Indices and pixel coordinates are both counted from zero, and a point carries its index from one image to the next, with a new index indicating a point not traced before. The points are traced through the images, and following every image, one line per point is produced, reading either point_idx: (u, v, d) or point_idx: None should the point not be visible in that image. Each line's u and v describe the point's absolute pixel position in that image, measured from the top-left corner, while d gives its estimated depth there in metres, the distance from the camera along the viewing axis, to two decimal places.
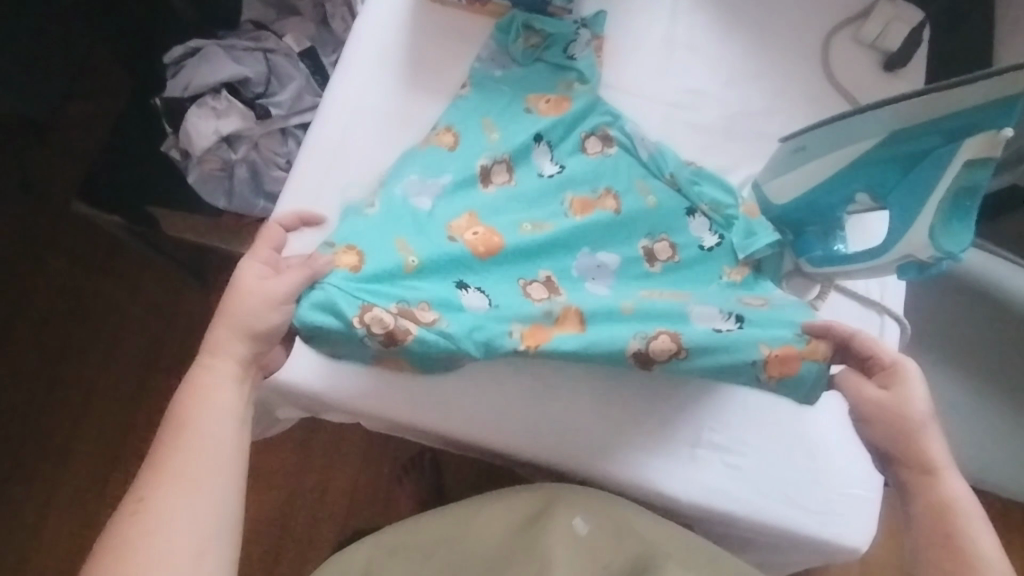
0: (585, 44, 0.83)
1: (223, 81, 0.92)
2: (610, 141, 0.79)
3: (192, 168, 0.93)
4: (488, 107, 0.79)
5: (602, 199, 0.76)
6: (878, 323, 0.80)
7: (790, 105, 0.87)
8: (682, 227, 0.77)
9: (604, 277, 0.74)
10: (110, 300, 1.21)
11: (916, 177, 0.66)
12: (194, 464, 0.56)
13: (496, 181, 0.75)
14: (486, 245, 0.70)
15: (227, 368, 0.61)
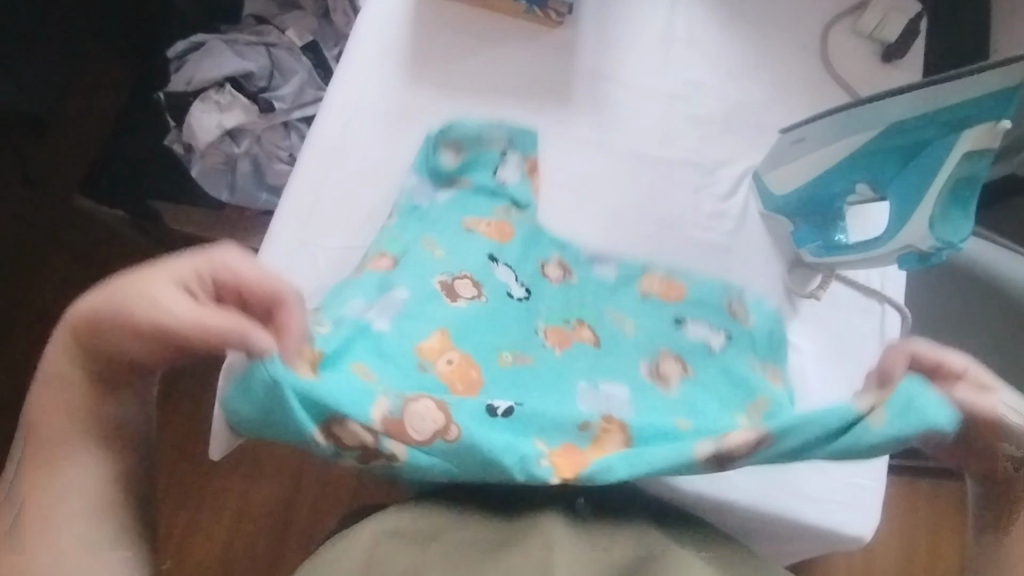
0: (513, 168, 0.80)
1: (226, 76, 0.92)
2: (569, 268, 0.77)
3: (195, 160, 0.94)
4: (427, 225, 0.75)
5: (578, 329, 0.74)
6: (879, 313, 0.81)
7: (790, 97, 0.87)
8: (675, 335, 0.75)
9: (612, 407, 0.69)
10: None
11: (916, 168, 0.67)
12: (84, 396, 0.56)
13: (463, 296, 0.71)
14: (463, 377, 0.67)
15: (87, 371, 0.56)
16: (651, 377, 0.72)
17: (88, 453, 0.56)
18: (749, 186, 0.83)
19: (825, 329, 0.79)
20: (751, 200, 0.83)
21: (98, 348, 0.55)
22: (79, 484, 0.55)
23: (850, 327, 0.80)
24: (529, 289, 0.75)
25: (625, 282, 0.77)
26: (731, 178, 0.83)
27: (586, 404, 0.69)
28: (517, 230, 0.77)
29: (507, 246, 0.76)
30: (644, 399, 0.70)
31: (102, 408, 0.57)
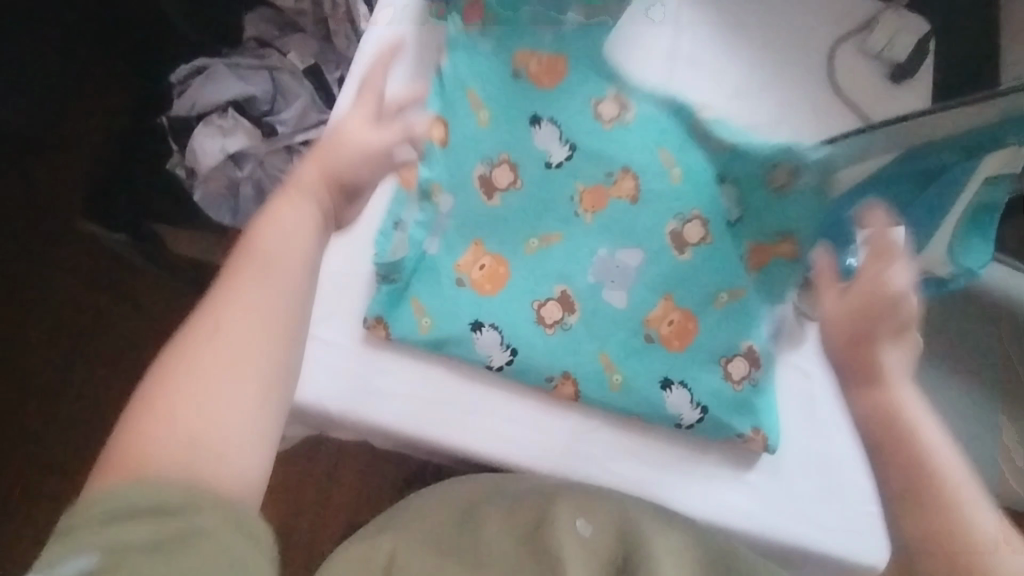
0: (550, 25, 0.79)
1: (229, 100, 0.92)
2: (626, 106, 0.79)
3: (198, 186, 0.92)
4: (481, 77, 0.78)
5: (618, 184, 0.78)
6: None
7: (797, 119, 0.87)
8: (710, 195, 0.77)
9: (624, 278, 0.76)
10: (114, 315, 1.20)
11: (935, 191, 0.67)
12: (234, 320, 0.50)
13: (500, 188, 0.77)
14: (491, 279, 0.75)
15: (303, 220, 0.57)
16: (658, 303, 0.76)
17: (224, 387, 0.47)
18: None
19: None
20: None
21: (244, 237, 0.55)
22: (176, 416, 0.46)
23: None
24: (570, 146, 0.78)
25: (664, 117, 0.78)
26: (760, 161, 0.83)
27: (605, 293, 0.76)
28: (569, 69, 0.79)
29: (548, 94, 0.78)
30: (655, 265, 0.77)
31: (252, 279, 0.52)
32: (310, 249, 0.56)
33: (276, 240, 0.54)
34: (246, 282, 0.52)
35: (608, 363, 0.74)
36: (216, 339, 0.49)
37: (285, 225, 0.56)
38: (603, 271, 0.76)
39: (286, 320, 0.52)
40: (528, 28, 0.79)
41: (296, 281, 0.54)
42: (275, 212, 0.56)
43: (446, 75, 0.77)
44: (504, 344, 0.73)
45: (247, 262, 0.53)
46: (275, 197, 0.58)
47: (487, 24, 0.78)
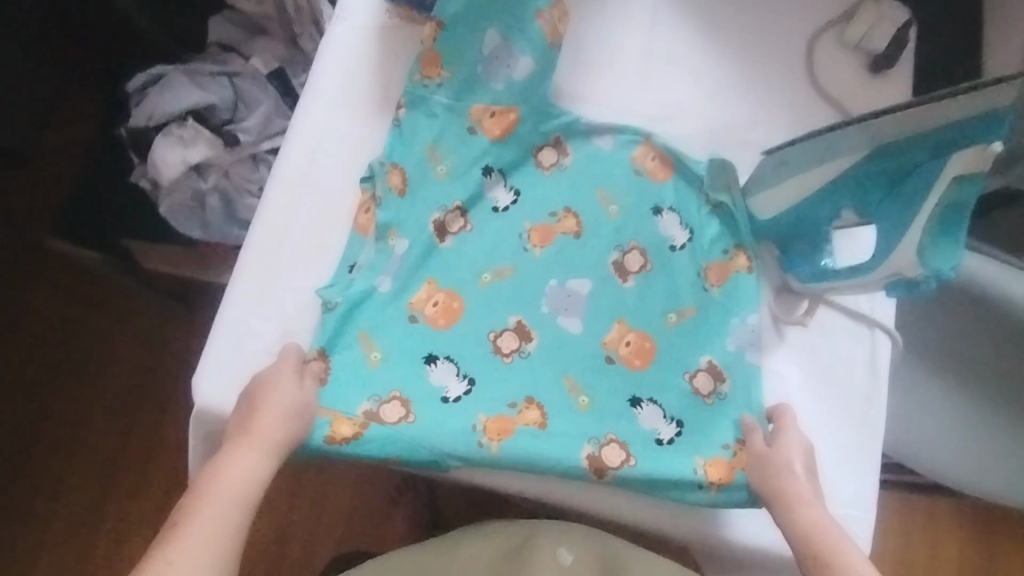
0: (501, 66, 0.79)
1: (188, 109, 0.89)
2: (564, 150, 0.80)
3: (163, 199, 0.90)
4: (429, 130, 0.78)
5: (562, 222, 0.78)
6: (869, 338, 0.79)
7: (775, 115, 0.84)
8: (649, 226, 0.79)
9: (576, 305, 0.76)
10: (91, 331, 1.18)
11: (903, 193, 0.63)
12: (191, 555, 0.56)
13: (452, 231, 0.77)
14: (446, 314, 0.74)
15: (257, 466, 0.63)
16: (613, 326, 0.76)
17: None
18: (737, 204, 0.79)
19: (811, 356, 0.78)
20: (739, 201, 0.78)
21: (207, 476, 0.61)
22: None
23: (837, 353, 0.78)
24: (518, 191, 0.79)
25: (619, 151, 0.81)
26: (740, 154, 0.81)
27: (560, 322, 0.76)
28: (521, 120, 0.79)
29: (499, 148, 0.79)
30: (605, 291, 0.77)
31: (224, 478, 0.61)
32: (256, 499, 0.62)
33: (234, 481, 0.61)
34: (207, 511, 0.59)
35: (574, 387, 0.73)
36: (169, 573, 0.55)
37: (235, 477, 0.61)
38: (567, 300, 0.76)
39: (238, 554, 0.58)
40: (483, 81, 0.79)
41: (248, 518, 0.60)
42: (227, 463, 0.62)
43: (404, 126, 0.78)
44: (460, 374, 0.72)
45: (203, 496, 0.60)
46: (228, 446, 0.64)
47: (445, 75, 0.78)
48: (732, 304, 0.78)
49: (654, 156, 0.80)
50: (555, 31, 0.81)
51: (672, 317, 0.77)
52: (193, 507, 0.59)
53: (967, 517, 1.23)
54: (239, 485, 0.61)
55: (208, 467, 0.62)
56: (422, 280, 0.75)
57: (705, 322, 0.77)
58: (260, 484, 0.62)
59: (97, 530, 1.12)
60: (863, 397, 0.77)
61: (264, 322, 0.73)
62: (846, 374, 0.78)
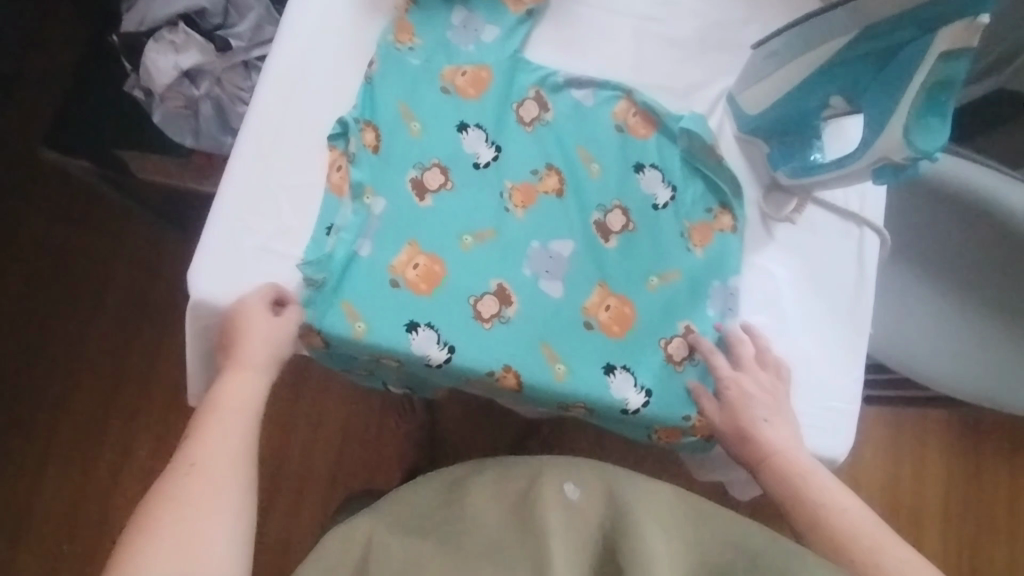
0: (467, 29, 0.79)
1: (179, 13, 0.88)
2: (546, 106, 0.79)
3: (156, 107, 0.91)
4: (400, 87, 0.76)
5: (545, 180, 0.77)
6: (857, 236, 0.79)
7: (766, 13, 0.84)
8: (633, 185, 0.78)
9: (559, 267, 0.75)
10: (92, 252, 1.19)
11: (887, 76, 0.63)
12: (207, 459, 0.60)
13: (432, 190, 0.74)
14: (427, 279, 0.72)
15: (251, 382, 0.66)
16: (595, 290, 0.75)
17: (204, 535, 0.57)
18: (724, 109, 0.81)
19: (798, 253, 0.79)
20: (726, 123, 0.81)
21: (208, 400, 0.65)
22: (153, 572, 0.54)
23: (825, 249, 0.79)
24: (497, 147, 0.76)
25: (600, 106, 0.80)
26: (704, 101, 0.81)
27: (543, 285, 0.74)
28: (494, 78, 0.78)
29: (475, 105, 0.77)
30: (587, 253, 0.76)
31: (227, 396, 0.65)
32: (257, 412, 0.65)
33: (234, 397, 0.64)
34: (217, 425, 0.62)
35: (552, 355, 0.73)
36: (189, 487, 0.58)
37: (237, 398, 0.65)
38: (550, 264, 0.75)
39: (247, 458, 0.62)
40: (454, 45, 0.79)
41: (253, 428, 0.64)
42: (226, 385, 0.65)
43: (374, 84, 0.76)
44: (442, 342, 0.71)
45: (209, 413, 0.63)
46: (224, 374, 0.66)
47: (417, 41, 0.78)
48: (720, 263, 0.77)
49: (636, 112, 0.80)
50: None
51: (654, 281, 0.76)
52: (199, 428, 0.62)
53: (955, 432, 1.26)
54: (235, 397, 0.65)
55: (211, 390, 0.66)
56: (401, 242, 0.72)
57: (687, 286, 0.76)
58: (257, 400, 0.66)
59: (101, 443, 1.15)
60: (848, 293, 0.78)
61: (259, 216, 0.73)
62: (832, 270, 0.79)
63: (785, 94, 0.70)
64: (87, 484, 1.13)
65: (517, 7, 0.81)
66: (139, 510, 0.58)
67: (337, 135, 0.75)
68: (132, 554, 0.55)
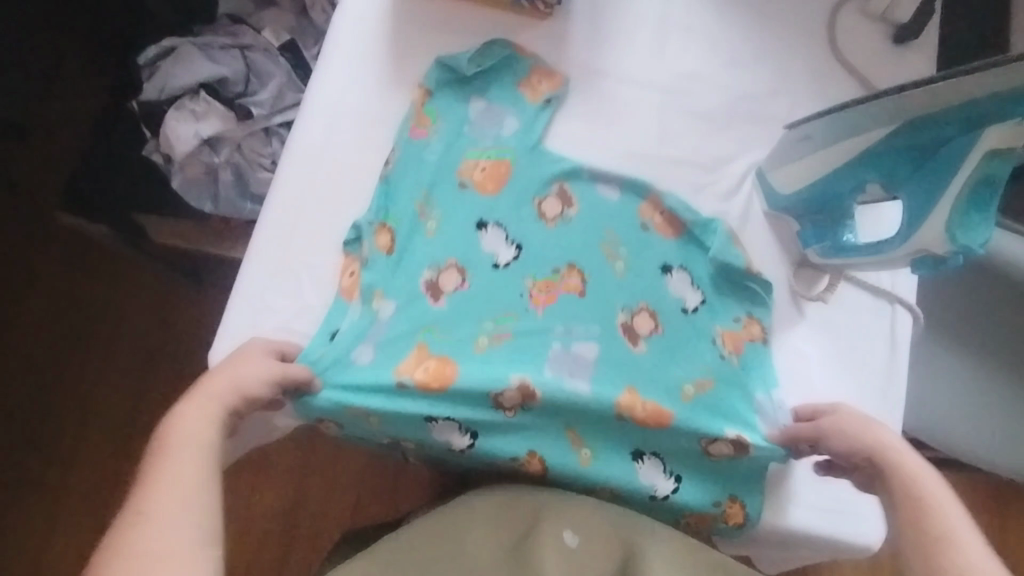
0: (483, 126, 0.77)
1: (201, 82, 0.88)
2: (569, 201, 0.75)
3: (175, 173, 0.90)
4: (418, 180, 0.74)
5: (567, 278, 0.73)
6: (889, 313, 0.78)
7: (794, 86, 0.83)
8: (660, 288, 0.74)
9: (584, 367, 0.70)
10: (103, 310, 1.17)
11: (931, 169, 0.62)
12: (154, 506, 0.53)
13: (446, 291, 0.71)
14: (439, 378, 0.67)
15: (206, 410, 0.60)
16: (625, 392, 0.70)
17: None
18: (752, 184, 0.80)
19: (831, 332, 0.77)
20: (755, 198, 0.80)
21: (158, 438, 0.59)
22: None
23: (858, 327, 0.77)
24: (517, 245, 0.73)
25: (624, 205, 0.76)
26: (731, 176, 0.80)
27: (569, 384, 0.69)
28: (512, 173, 0.75)
29: (493, 202, 0.74)
30: (612, 357, 0.71)
31: (179, 424, 0.59)
32: (213, 439, 0.59)
33: (183, 429, 0.58)
34: (167, 464, 0.56)
35: (576, 439, 0.70)
36: (140, 533, 0.52)
37: (186, 428, 0.58)
38: (574, 365, 0.70)
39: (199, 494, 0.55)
40: (472, 138, 0.77)
41: (207, 460, 0.57)
42: (179, 415, 0.59)
43: (390, 184, 0.74)
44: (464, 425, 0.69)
45: (159, 451, 0.57)
46: (177, 405, 0.61)
47: (433, 133, 0.76)
48: (757, 375, 0.73)
49: (662, 212, 0.77)
50: (533, 76, 0.80)
51: (691, 390, 0.71)
52: (149, 468, 0.56)
53: (982, 493, 1.24)
54: (180, 428, 0.58)
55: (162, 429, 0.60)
56: (412, 344, 0.68)
57: (719, 396, 0.71)
58: (213, 428, 0.59)
59: (111, 501, 1.12)
60: (883, 373, 0.76)
61: (280, 295, 0.72)
62: (866, 349, 0.77)
63: (820, 175, 0.69)
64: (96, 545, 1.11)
65: (536, 96, 0.79)
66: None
67: (350, 241, 0.73)
68: None
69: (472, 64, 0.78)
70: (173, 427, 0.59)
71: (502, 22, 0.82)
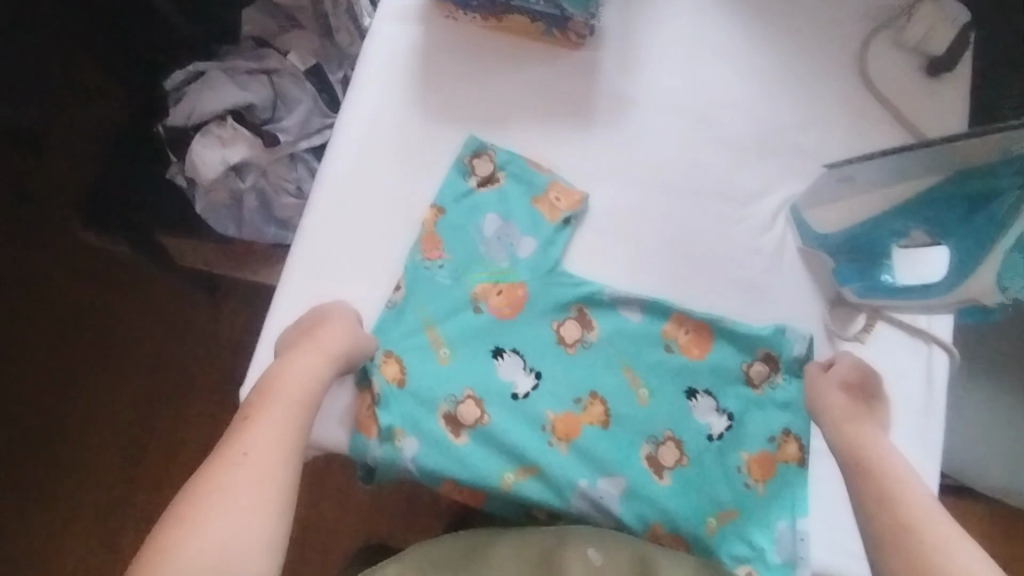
0: (499, 245, 0.75)
1: (228, 108, 0.86)
2: (589, 325, 0.74)
3: (199, 197, 0.90)
4: (432, 313, 0.73)
5: (588, 409, 0.72)
6: (925, 354, 0.77)
7: (830, 118, 0.82)
8: (685, 416, 0.73)
9: (604, 508, 0.71)
10: (114, 326, 1.16)
11: (979, 218, 0.63)
12: (262, 447, 0.58)
13: (467, 424, 0.71)
14: (471, 498, 0.72)
15: (312, 370, 0.65)
16: (646, 528, 0.71)
17: (242, 518, 0.54)
18: (786, 219, 0.79)
19: None
20: (788, 233, 0.79)
21: (264, 383, 0.64)
22: (200, 547, 0.52)
23: (894, 368, 0.76)
24: (536, 373, 0.73)
25: (647, 327, 0.75)
26: (764, 211, 0.79)
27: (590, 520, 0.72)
28: (530, 296, 0.74)
29: (511, 326, 0.73)
30: (637, 497, 0.71)
31: (291, 372, 0.64)
32: (315, 398, 0.64)
33: (292, 384, 0.63)
34: (271, 413, 0.61)
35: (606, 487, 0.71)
36: (240, 472, 0.56)
37: (294, 380, 0.64)
38: (595, 505, 0.71)
39: (292, 452, 0.59)
40: (488, 260, 0.75)
41: (304, 418, 0.62)
42: (288, 367, 0.64)
43: (404, 312, 0.72)
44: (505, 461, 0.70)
45: (268, 397, 0.62)
46: (285, 357, 0.66)
47: (447, 257, 0.74)
48: (783, 503, 0.72)
49: (687, 329, 0.75)
50: (550, 192, 0.77)
51: (714, 522, 0.71)
52: (257, 409, 0.61)
53: (999, 521, 1.23)
54: (290, 380, 0.63)
55: (267, 374, 0.65)
56: (439, 481, 0.70)
57: (745, 527, 0.72)
58: (313, 390, 0.64)
59: (124, 520, 1.12)
60: (919, 414, 0.76)
61: None
62: (902, 389, 0.76)
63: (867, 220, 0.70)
64: (109, 563, 1.11)
65: (554, 215, 0.76)
66: (186, 483, 0.57)
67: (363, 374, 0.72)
68: (190, 509, 0.54)
69: (484, 176, 0.77)
70: (280, 380, 0.64)
71: (534, 51, 0.80)
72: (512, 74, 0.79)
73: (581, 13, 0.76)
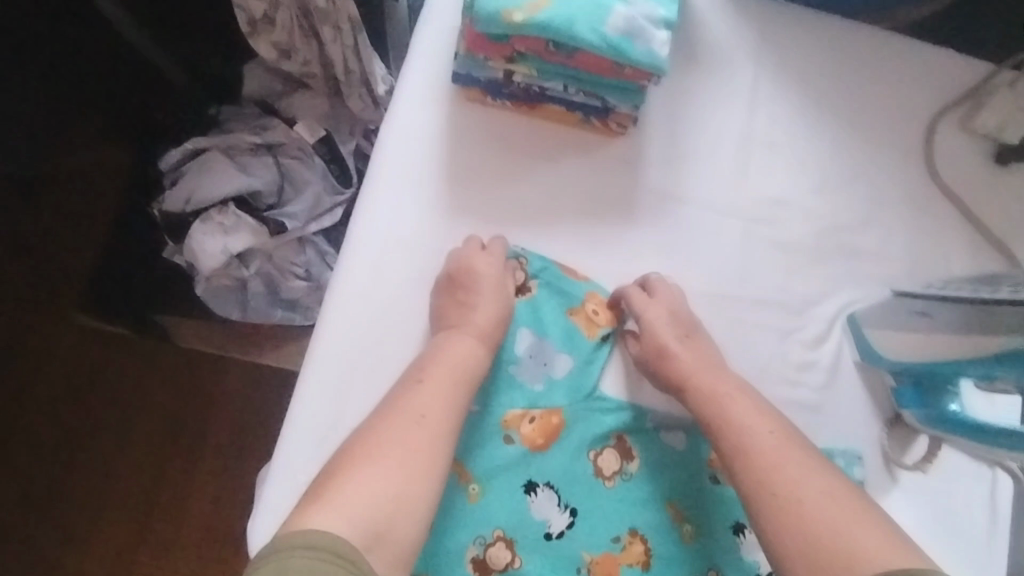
0: (535, 366, 0.68)
1: (230, 194, 0.79)
2: (629, 454, 0.69)
3: (199, 282, 0.83)
4: (459, 445, 0.66)
5: (628, 549, 0.67)
6: (990, 479, 0.70)
7: (893, 215, 0.74)
8: (732, 555, 0.67)
9: None
10: (63, 395, 0.94)
11: None
12: (431, 413, 0.57)
13: (498, 567, 0.65)
14: None
15: (475, 343, 0.63)
16: None
17: (405, 479, 0.53)
18: (843, 330, 0.72)
19: (931, 504, 0.69)
20: (846, 346, 0.72)
21: (430, 354, 0.62)
22: (367, 497, 0.51)
23: (958, 495, 0.69)
24: (571, 509, 0.67)
25: (691, 456, 0.69)
26: (820, 322, 0.72)
27: None
28: (565, 423, 0.68)
29: (545, 459, 0.67)
30: None
31: (457, 346, 0.62)
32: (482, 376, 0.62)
33: (459, 360, 0.61)
34: (441, 381, 0.59)
35: None
36: (414, 432, 0.55)
37: (459, 356, 0.62)
38: None
39: (456, 428, 0.58)
40: (521, 383, 0.68)
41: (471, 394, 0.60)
42: (451, 341, 0.63)
43: None
44: None
45: (433, 368, 0.60)
46: (444, 330, 0.64)
47: (474, 380, 0.68)
48: None
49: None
50: (589, 303, 0.70)
51: None
52: (424, 378, 0.59)
53: None
54: (456, 354, 0.62)
55: (432, 344, 0.63)
56: None
57: None
58: (481, 365, 0.62)
59: None
60: (987, 547, 0.68)
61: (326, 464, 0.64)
62: (969, 520, 0.69)
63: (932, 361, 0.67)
64: None
65: (593, 330, 0.70)
66: (351, 436, 0.56)
67: None
68: (360, 458, 0.53)
69: (515, 286, 0.69)
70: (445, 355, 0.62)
71: (571, 142, 0.72)
72: (545, 166, 0.71)
73: (626, 105, 0.68)
